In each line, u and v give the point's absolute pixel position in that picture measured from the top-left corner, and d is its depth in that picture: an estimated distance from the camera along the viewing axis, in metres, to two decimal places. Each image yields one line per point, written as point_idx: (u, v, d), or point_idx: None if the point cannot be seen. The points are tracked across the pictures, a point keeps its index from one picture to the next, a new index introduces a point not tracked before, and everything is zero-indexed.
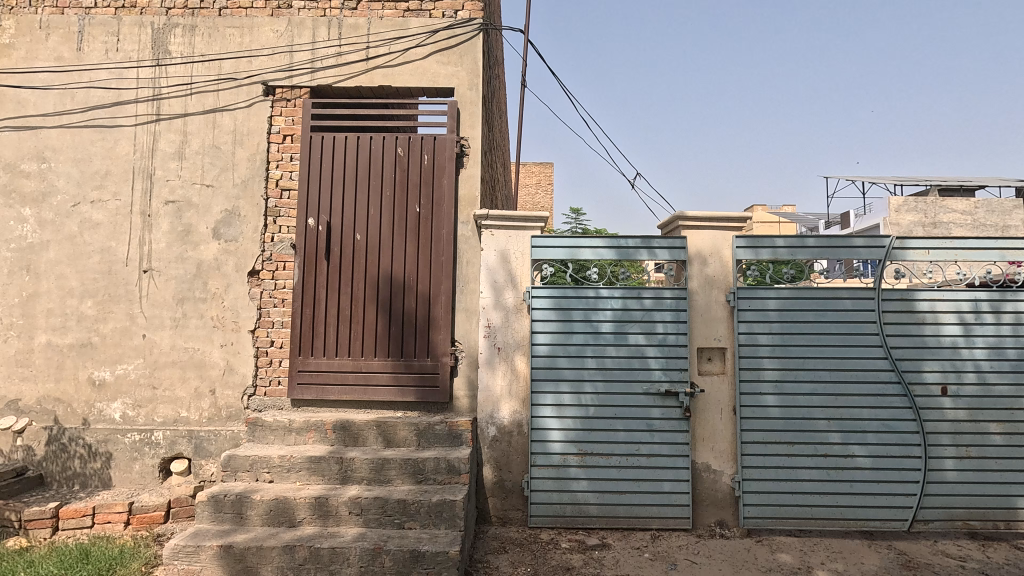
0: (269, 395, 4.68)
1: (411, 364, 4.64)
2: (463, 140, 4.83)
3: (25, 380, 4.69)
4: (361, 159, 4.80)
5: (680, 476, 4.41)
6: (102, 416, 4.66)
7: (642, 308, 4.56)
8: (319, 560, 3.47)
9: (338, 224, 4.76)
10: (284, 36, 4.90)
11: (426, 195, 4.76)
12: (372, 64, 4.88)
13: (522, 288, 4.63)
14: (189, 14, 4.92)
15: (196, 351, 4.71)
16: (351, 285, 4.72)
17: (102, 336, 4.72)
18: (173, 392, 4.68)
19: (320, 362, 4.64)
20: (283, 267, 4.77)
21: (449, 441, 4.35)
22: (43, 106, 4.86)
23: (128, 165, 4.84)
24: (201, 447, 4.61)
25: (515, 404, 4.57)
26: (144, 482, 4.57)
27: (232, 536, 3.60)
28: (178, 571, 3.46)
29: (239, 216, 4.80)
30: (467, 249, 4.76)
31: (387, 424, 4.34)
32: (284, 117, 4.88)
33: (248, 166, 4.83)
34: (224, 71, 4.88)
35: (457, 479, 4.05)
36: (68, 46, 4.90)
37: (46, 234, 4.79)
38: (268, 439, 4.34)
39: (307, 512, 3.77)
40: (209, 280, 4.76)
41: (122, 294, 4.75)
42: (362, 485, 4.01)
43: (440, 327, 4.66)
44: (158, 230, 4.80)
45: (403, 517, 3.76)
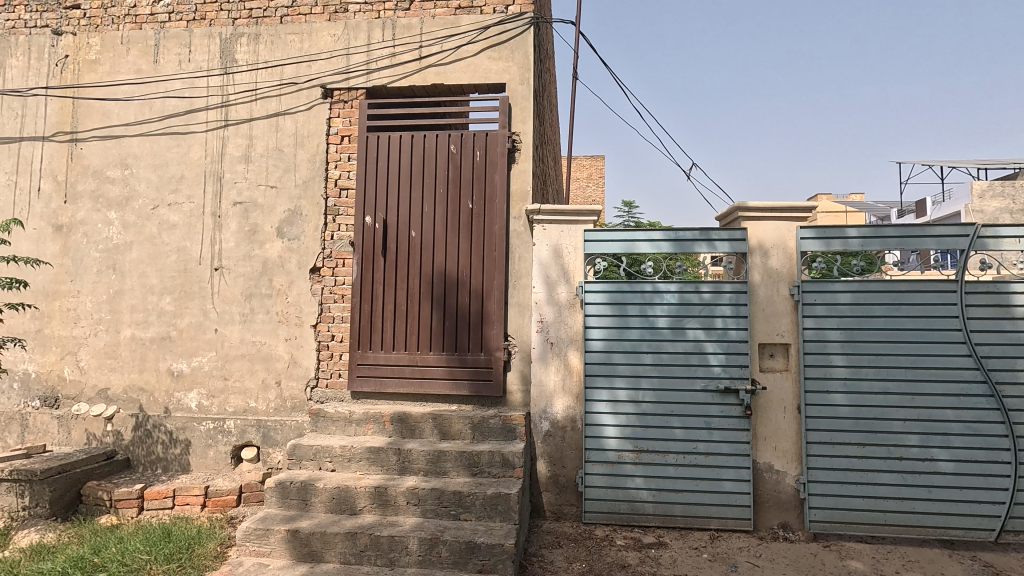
0: (330, 387, 4.86)
1: (465, 359, 4.70)
2: (515, 135, 4.83)
3: (113, 371, 5.07)
4: (416, 157, 4.89)
5: (741, 476, 4.26)
6: (180, 405, 4.98)
7: (700, 303, 4.43)
8: (379, 548, 3.57)
9: (394, 222, 4.88)
10: (341, 39, 5.06)
11: (479, 191, 4.80)
12: (425, 63, 4.96)
13: (575, 282, 4.60)
14: (254, 23, 5.16)
15: (263, 345, 4.95)
16: (406, 280, 4.83)
17: (179, 330, 5.04)
18: (243, 383, 4.94)
19: (378, 355, 4.78)
20: (342, 264, 4.94)
21: (503, 435, 4.38)
22: (125, 117, 5.22)
23: (199, 169, 5.13)
24: (269, 436, 4.85)
25: (568, 399, 4.54)
26: (218, 468, 4.86)
27: (298, 521, 3.77)
28: (251, 552, 3.66)
29: (301, 216, 5.00)
30: (520, 244, 4.76)
31: (443, 417, 4.42)
32: (342, 118, 5.03)
33: (309, 167, 5.02)
34: (286, 76, 5.08)
35: (512, 473, 4.08)
36: (147, 60, 5.24)
37: (129, 235, 5.15)
38: (330, 429, 4.51)
39: (368, 501, 3.90)
40: (274, 277, 4.99)
41: (196, 291, 5.05)
42: (419, 476, 4.10)
43: (493, 322, 4.70)
44: (228, 230, 5.07)
45: (458, 508, 3.83)
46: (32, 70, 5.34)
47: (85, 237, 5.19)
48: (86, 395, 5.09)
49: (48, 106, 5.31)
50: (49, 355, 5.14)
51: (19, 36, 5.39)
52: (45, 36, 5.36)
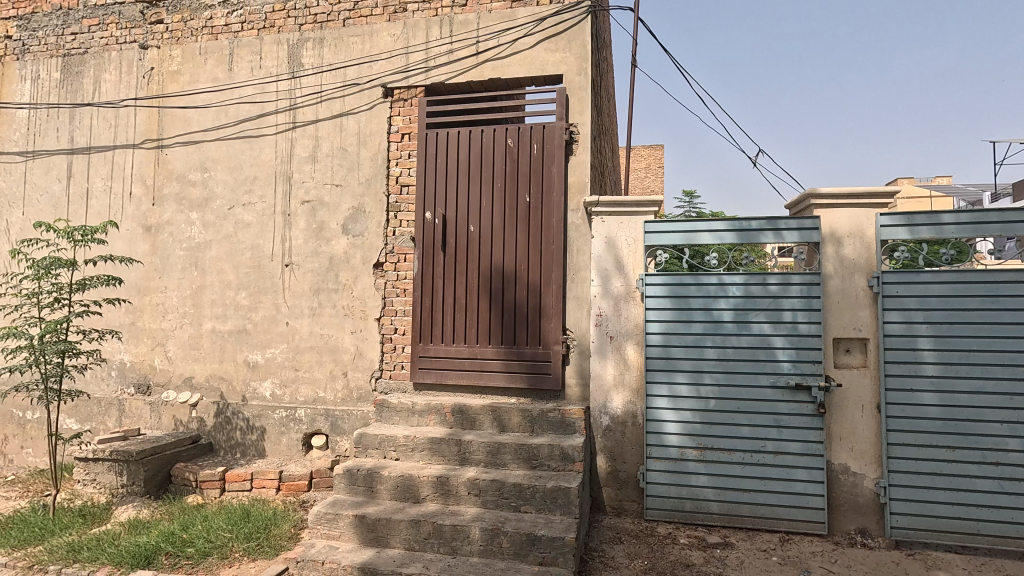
0: (393, 378, 5.01)
1: (523, 353, 4.71)
2: (572, 126, 4.78)
3: (196, 361, 5.44)
4: (473, 153, 4.94)
5: (814, 477, 4.06)
6: (256, 393, 5.28)
7: (767, 295, 4.23)
8: (442, 536, 3.65)
9: (453, 217, 4.95)
10: (400, 39, 5.16)
11: (536, 184, 4.78)
12: (482, 58, 4.98)
13: (634, 275, 4.51)
14: (319, 28, 5.35)
15: (331, 337, 5.17)
16: (465, 274, 4.89)
17: (254, 323, 5.34)
18: (312, 374, 5.18)
19: (439, 348, 4.87)
20: (404, 258, 5.07)
21: (562, 429, 4.37)
22: (204, 123, 5.56)
23: (271, 170, 5.39)
24: (337, 425, 5.05)
25: (628, 393, 4.47)
26: (291, 454, 5.11)
27: (365, 507, 3.91)
28: (322, 535, 3.83)
29: (365, 213, 5.16)
30: (577, 237, 4.71)
31: (502, 409, 4.46)
32: (402, 116, 5.15)
33: (371, 166, 5.17)
34: (349, 77, 5.25)
35: (571, 467, 4.06)
36: (223, 68, 5.55)
37: (209, 234, 5.49)
38: (393, 419, 4.65)
39: (430, 490, 4.00)
40: (340, 273, 5.18)
41: (269, 286, 5.33)
42: (480, 468, 4.16)
43: (551, 316, 4.67)
44: (297, 228, 5.30)
45: (519, 500, 3.85)
46: (123, 83, 5.78)
47: (171, 236, 5.58)
48: (173, 383, 5.49)
49: (137, 116, 5.74)
50: (142, 345, 5.58)
51: (112, 53, 5.84)
52: (133, 51, 5.78)
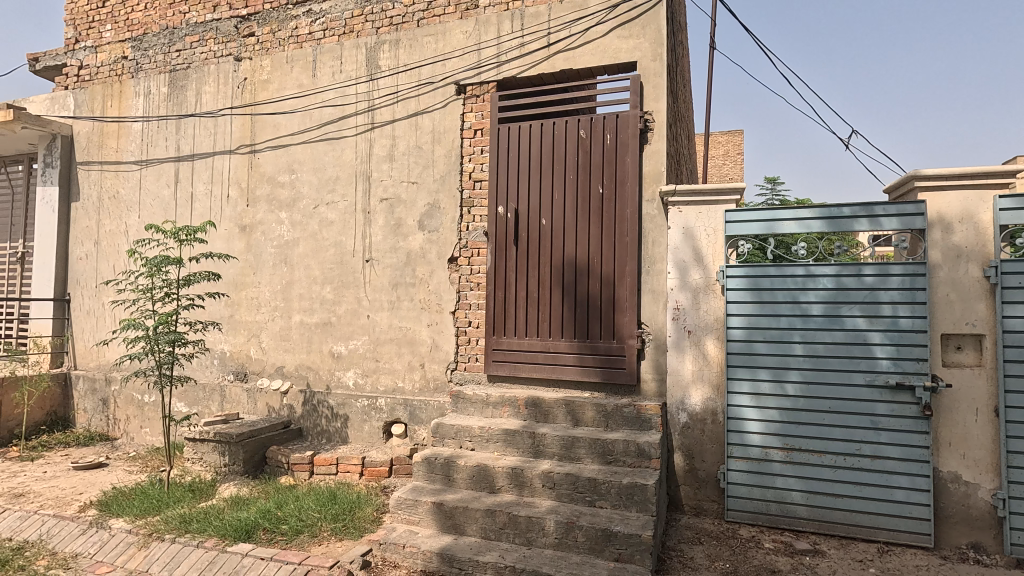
0: (468, 370, 5.12)
1: (596, 346, 4.66)
2: (647, 114, 4.64)
3: (287, 351, 5.81)
4: (545, 146, 4.93)
5: (917, 485, 3.74)
6: (340, 382, 5.57)
7: (863, 287, 3.93)
8: (517, 527, 3.70)
9: (526, 211, 4.97)
10: (472, 35, 5.23)
11: (609, 175, 4.70)
12: (554, 50, 4.94)
13: (714, 267, 4.33)
14: (394, 30, 5.53)
15: (408, 330, 5.35)
16: (537, 268, 4.90)
17: (338, 316, 5.62)
18: (392, 364, 5.39)
19: (512, 342, 4.92)
20: (477, 253, 5.15)
21: (638, 424, 4.28)
22: (291, 127, 5.90)
23: (352, 170, 5.64)
24: (415, 415, 5.21)
25: (707, 390, 4.30)
26: (372, 441, 5.34)
27: (443, 495, 4.02)
28: (402, 519, 3.98)
29: (440, 209, 5.28)
30: (653, 228, 4.58)
31: (575, 403, 4.43)
32: (474, 112, 5.22)
33: (446, 162, 5.28)
34: (423, 76, 5.38)
35: (648, 463, 3.98)
36: (307, 75, 5.86)
37: (297, 232, 5.84)
38: (468, 411, 4.74)
39: (505, 481, 4.05)
40: (417, 267, 5.34)
41: (351, 281, 5.59)
42: (554, 461, 4.16)
43: (625, 309, 4.58)
44: (376, 225, 5.52)
45: (593, 495, 3.83)
46: (220, 94, 6.25)
47: (263, 235, 5.98)
48: (267, 371, 5.89)
49: (233, 124, 6.18)
50: (240, 336, 6.03)
51: (210, 66, 6.31)
52: (229, 63, 6.22)
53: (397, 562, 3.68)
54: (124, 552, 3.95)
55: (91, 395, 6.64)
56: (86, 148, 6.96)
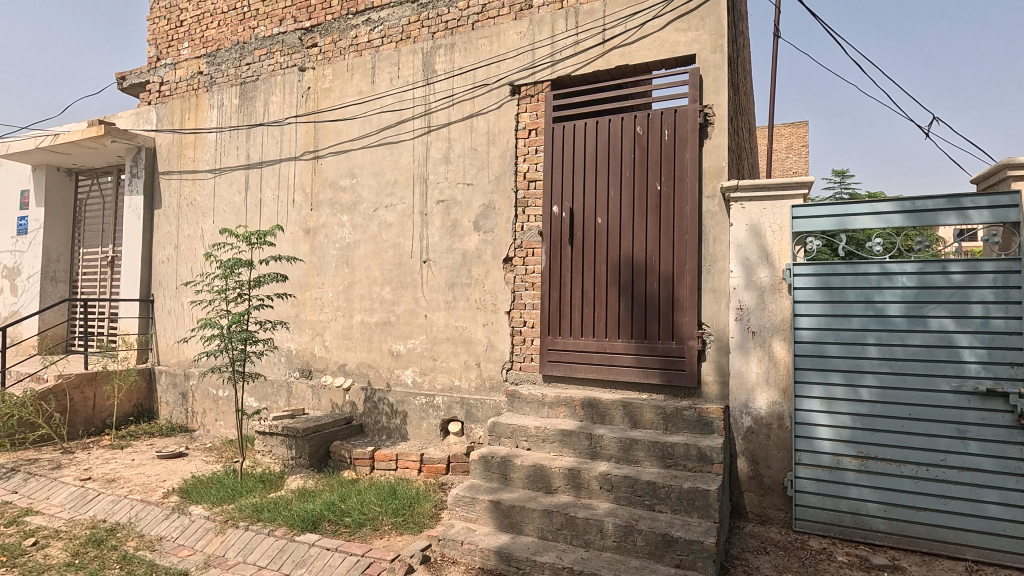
0: (523, 369, 5.13)
1: (655, 347, 4.56)
2: (707, 108, 4.50)
3: (349, 350, 6.02)
4: (600, 144, 4.87)
5: (1012, 500, 3.45)
6: (399, 380, 5.72)
7: (948, 286, 3.66)
8: (574, 528, 3.67)
9: (581, 210, 4.94)
10: (526, 36, 5.24)
11: (667, 171, 4.59)
12: (609, 46, 4.88)
13: (780, 265, 4.15)
14: (450, 34, 5.62)
15: (465, 329, 5.42)
16: (593, 267, 4.86)
17: (397, 315, 5.77)
18: (449, 363, 5.47)
19: (568, 342, 4.90)
20: (532, 253, 5.15)
21: (699, 428, 4.15)
22: (352, 132, 6.10)
23: (409, 173, 5.78)
24: (471, 413, 5.27)
25: (774, 393, 4.12)
26: (429, 438, 5.44)
27: (500, 494, 4.05)
28: (460, 517, 4.04)
29: (494, 209, 5.32)
30: (714, 226, 4.44)
31: (633, 405, 4.35)
32: (529, 112, 5.23)
33: (500, 163, 5.31)
34: (478, 78, 5.44)
35: (710, 468, 3.86)
36: (367, 82, 6.04)
37: (357, 235, 6.04)
38: (524, 410, 4.75)
39: (562, 481, 4.03)
40: (473, 268, 5.40)
41: (409, 281, 5.72)
42: (611, 463, 4.10)
43: (684, 309, 4.45)
44: (433, 226, 5.62)
45: (653, 499, 3.75)
46: (286, 103, 6.54)
47: (326, 237, 6.22)
48: (330, 368, 6.12)
49: (298, 131, 6.46)
50: (305, 335, 6.29)
51: (277, 77, 6.63)
52: (294, 74, 6.51)
53: (456, 558, 3.73)
54: (203, 537, 4.21)
55: (172, 389, 7.12)
56: (166, 159, 7.46)
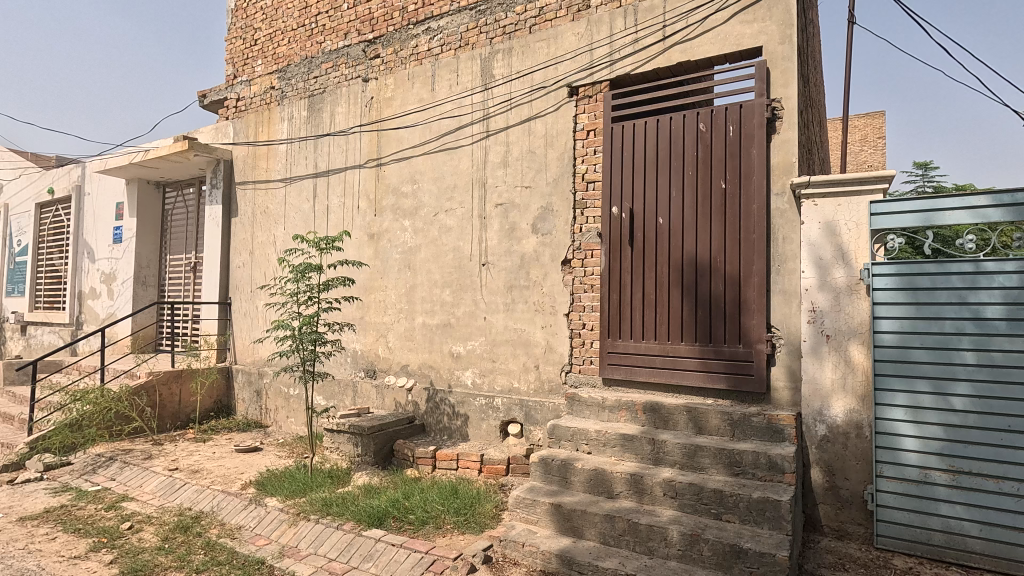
0: (583, 372, 5.09)
1: (720, 351, 4.40)
2: (775, 101, 4.32)
3: (411, 351, 6.18)
4: (662, 142, 4.77)
5: None
6: (460, 381, 5.81)
7: None
8: (637, 535, 3.60)
9: (641, 211, 4.85)
10: (584, 36, 5.21)
11: (732, 169, 4.43)
12: (670, 43, 4.78)
13: (858, 264, 3.92)
14: (508, 39, 5.67)
15: (523, 332, 5.43)
16: (655, 268, 4.76)
17: (457, 317, 5.87)
18: (508, 365, 5.51)
19: (629, 344, 4.83)
20: (591, 254, 5.11)
21: (769, 435, 3.98)
22: (413, 139, 6.27)
23: (468, 178, 5.87)
24: (531, 415, 5.27)
25: (852, 400, 3.90)
26: (489, 439, 5.50)
27: (561, 497, 4.03)
28: (521, 518, 4.05)
29: (553, 211, 5.31)
30: (783, 224, 4.25)
31: (698, 410, 4.23)
32: (587, 113, 5.19)
33: (559, 165, 5.30)
34: (536, 81, 5.45)
35: (781, 478, 3.69)
36: (427, 89, 6.20)
37: (419, 239, 6.19)
38: (585, 413, 4.72)
39: (624, 487, 3.96)
40: (531, 270, 5.41)
41: (469, 284, 5.81)
42: (675, 469, 4.00)
43: (752, 311, 4.28)
44: (492, 229, 5.68)
45: (719, 507, 3.63)
46: (351, 113, 6.81)
47: (389, 242, 6.41)
48: (394, 369, 6.31)
49: (362, 140, 6.70)
50: (370, 336, 6.51)
51: (342, 89, 6.90)
52: (358, 84, 6.76)
53: (517, 560, 3.74)
54: (277, 527, 4.43)
55: (247, 387, 7.54)
56: (242, 170, 7.92)
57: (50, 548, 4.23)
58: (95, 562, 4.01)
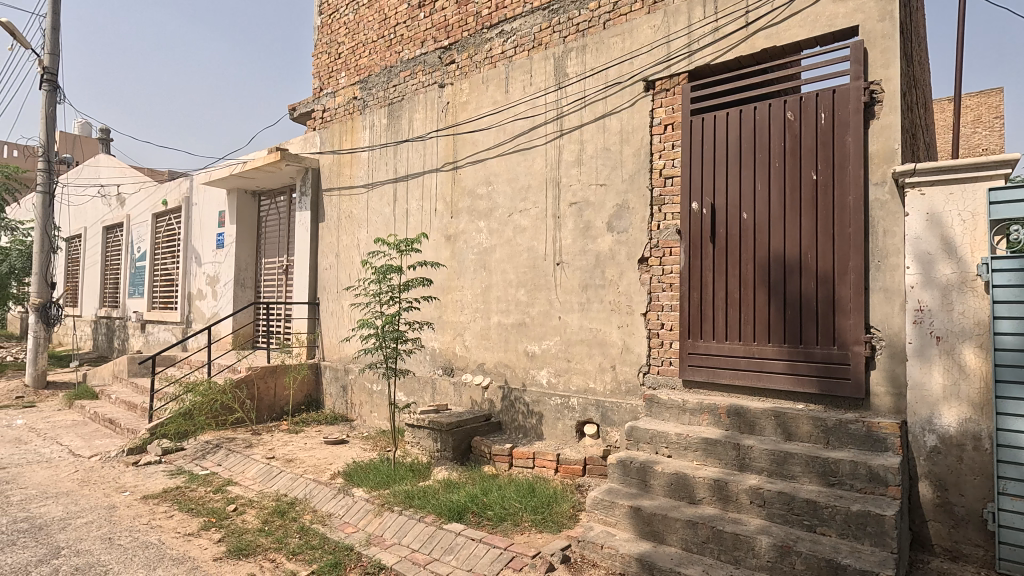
0: (661, 373, 4.95)
1: (812, 353, 4.14)
2: (874, 84, 4.00)
3: (487, 350, 6.28)
4: (745, 135, 4.57)
5: None
6: (535, 380, 5.84)
7: None
8: (722, 543, 3.46)
9: (723, 206, 4.67)
10: (661, 28, 5.08)
11: (824, 159, 4.16)
12: (753, 28, 4.56)
13: (973, 259, 3.55)
14: (581, 36, 5.63)
15: (599, 331, 5.38)
16: (738, 266, 4.56)
17: (532, 317, 5.91)
18: (583, 365, 5.47)
19: (710, 345, 4.65)
20: (669, 252, 4.96)
21: (868, 444, 3.70)
22: (488, 142, 6.37)
23: (542, 177, 5.88)
24: (607, 416, 5.21)
25: (967, 409, 3.54)
26: (566, 439, 5.48)
27: (640, 500, 3.95)
28: (599, 519, 4.01)
29: (629, 209, 5.21)
30: (884, 216, 3.93)
31: (787, 415, 4.00)
32: (664, 107, 5.05)
33: (635, 161, 5.19)
34: (611, 77, 5.38)
35: (884, 491, 3.42)
36: (501, 91, 6.27)
37: (494, 239, 6.28)
38: (664, 416, 4.61)
39: (708, 493, 3.82)
40: (607, 269, 5.34)
41: (543, 283, 5.82)
42: (763, 476, 3.81)
43: (847, 310, 4.00)
44: (566, 228, 5.66)
45: (813, 519, 3.42)
46: (428, 119, 7.02)
47: (465, 243, 6.56)
48: (470, 367, 6.44)
49: (439, 144, 6.90)
50: (447, 335, 6.69)
51: (420, 95, 7.14)
52: (435, 90, 6.96)
53: (596, 561, 3.71)
54: (364, 516, 4.65)
55: (335, 382, 7.98)
56: (328, 177, 8.39)
57: (169, 524, 4.69)
58: (206, 540, 4.40)
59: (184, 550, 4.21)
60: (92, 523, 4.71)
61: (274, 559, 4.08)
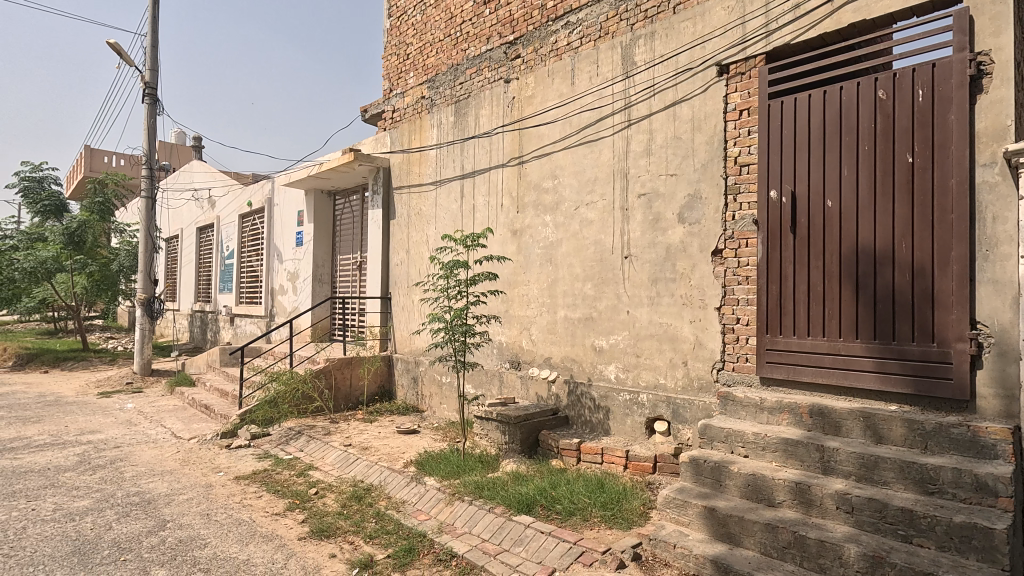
0: (737, 370, 4.75)
1: (907, 350, 3.83)
2: (981, 55, 3.63)
3: (554, 344, 6.27)
4: (831, 117, 4.29)
5: None
6: (603, 375, 5.78)
7: None
8: (805, 550, 3.28)
9: (806, 194, 4.41)
10: (735, 10, 4.85)
11: (922, 139, 3.82)
12: (839, 3, 4.26)
13: None
14: (650, 23, 5.48)
15: (670, 326, 5.23)
16: (822, 257, 4.30)
17: (599, 311, 5.84)
18: (653, 361, 5.35)
19: (791, 341, 4.41)
20: (745, 244, 4.73)
21: (974, 451, 3.38)
22: (554, 135, 6.34)
23: (610, 169, 5.78)
24: (678, 413, 5.06)
25: None
26: (635, 435, 5.38)
27: (714, 500, 3.82)
28: (671, 518, 3.92)
29: (701, 199, 5.00)
30: (994, 200, 3.56)
31: (878, 417, 3.73)
32: (739, 91, 4.83)
33: (707, 150, 4.98)
34: (681, 64, 5.19)
35: (993, 502, 3.12)
36: (567, 84, 6.22)
37: (560, 233, 6.25)
38: (740, 414, 4.42)
39: (788, 496, 3.63)
40: (677, 262, 5.17)
41: (611, 277, 5.73)
42: (850, 481, 3.57)
43: (949, 304, 3.66)
44: (634, 221, 5.54)
45: (909, 529, 3.17)
46: (494, 115, 7.08)
47: (531, 237, 6.57)
48: (537, 361, 6.45)
49: (504, 140, 6.95)
50: (514, 329, 6.74)
51: (485, 92, 7.21)
52: (501, 86, 7.01)
53: (668, 561, 3.62)
54: (435, 505, 4.79)
55: (406, 373, 8.25)
56: (398, 176, 8.65)
57: (258, 504, 5.04)
58: (291, 520, 4.70)
59: (272, 529, 4.52)
60: (192, 499, 5.15)
61: (353, 542, 4.29)
